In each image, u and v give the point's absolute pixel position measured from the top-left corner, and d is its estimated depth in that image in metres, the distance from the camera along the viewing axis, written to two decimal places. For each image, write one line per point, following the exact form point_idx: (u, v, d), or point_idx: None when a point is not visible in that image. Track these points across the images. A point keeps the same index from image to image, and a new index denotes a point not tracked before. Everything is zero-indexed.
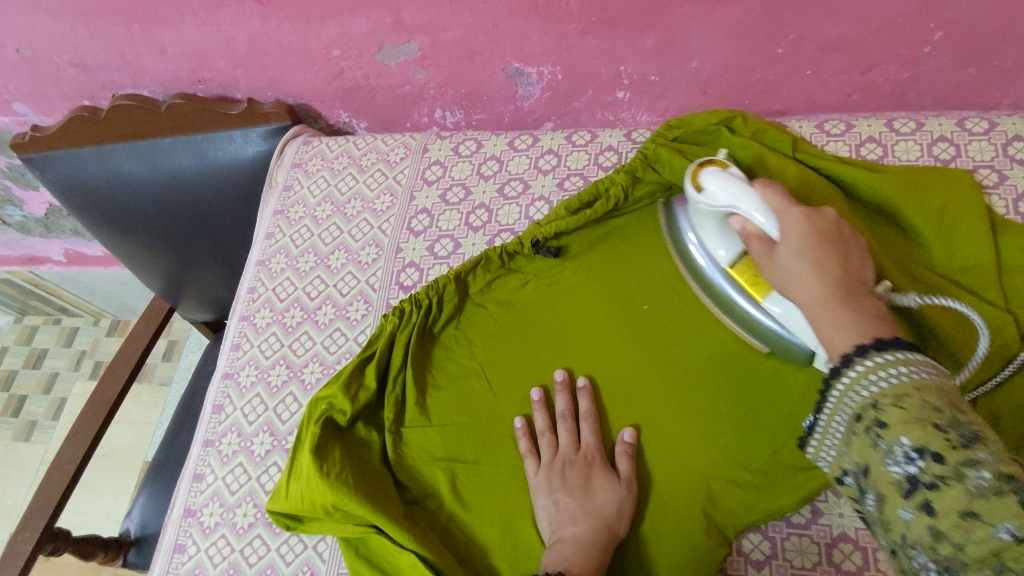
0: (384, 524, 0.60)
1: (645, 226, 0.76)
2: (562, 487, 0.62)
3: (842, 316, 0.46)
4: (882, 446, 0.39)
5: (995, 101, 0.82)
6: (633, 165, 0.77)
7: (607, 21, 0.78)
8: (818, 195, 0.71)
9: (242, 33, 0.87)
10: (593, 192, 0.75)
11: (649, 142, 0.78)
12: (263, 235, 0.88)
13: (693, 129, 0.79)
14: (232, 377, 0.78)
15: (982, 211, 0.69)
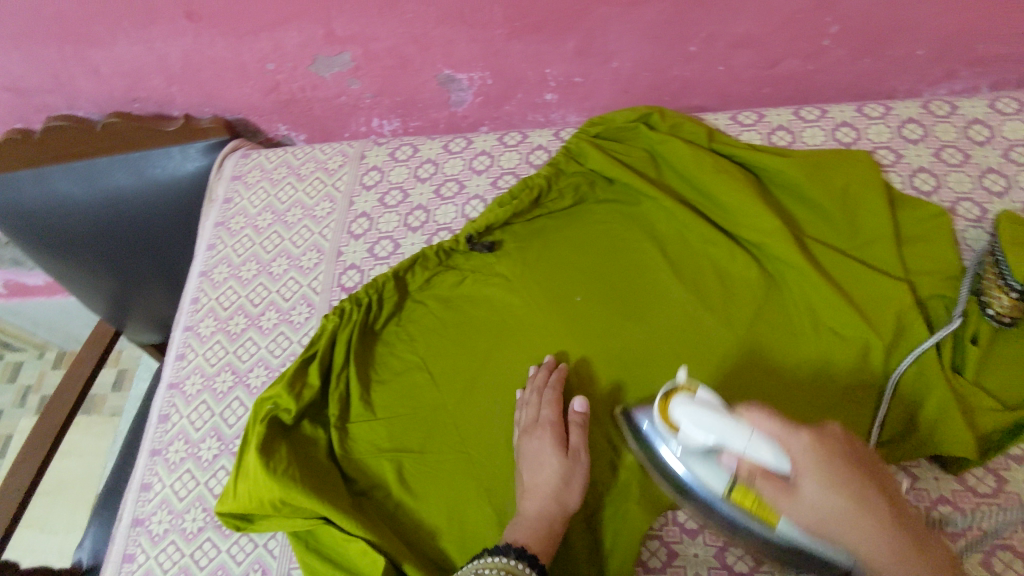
0: (332, 515, 0.62)
1: (576, 222, 0.81)
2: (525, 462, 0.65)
3: (887, 551, 0.43)
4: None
5: (891, 89, 0.89)
6: (556, 158, 0.82)
7: (529, 26, 0.83)
8: (729, 180, 0.76)
9: (175, 50, 0.88)
10: (523, 186, 0.80)
11: (573, 139, 0.83)
12: (205, 247, 0.89)
13: (613, 126, 0.83)
14: (177, 387, 0.78)
15: (880, 187, 0.74)
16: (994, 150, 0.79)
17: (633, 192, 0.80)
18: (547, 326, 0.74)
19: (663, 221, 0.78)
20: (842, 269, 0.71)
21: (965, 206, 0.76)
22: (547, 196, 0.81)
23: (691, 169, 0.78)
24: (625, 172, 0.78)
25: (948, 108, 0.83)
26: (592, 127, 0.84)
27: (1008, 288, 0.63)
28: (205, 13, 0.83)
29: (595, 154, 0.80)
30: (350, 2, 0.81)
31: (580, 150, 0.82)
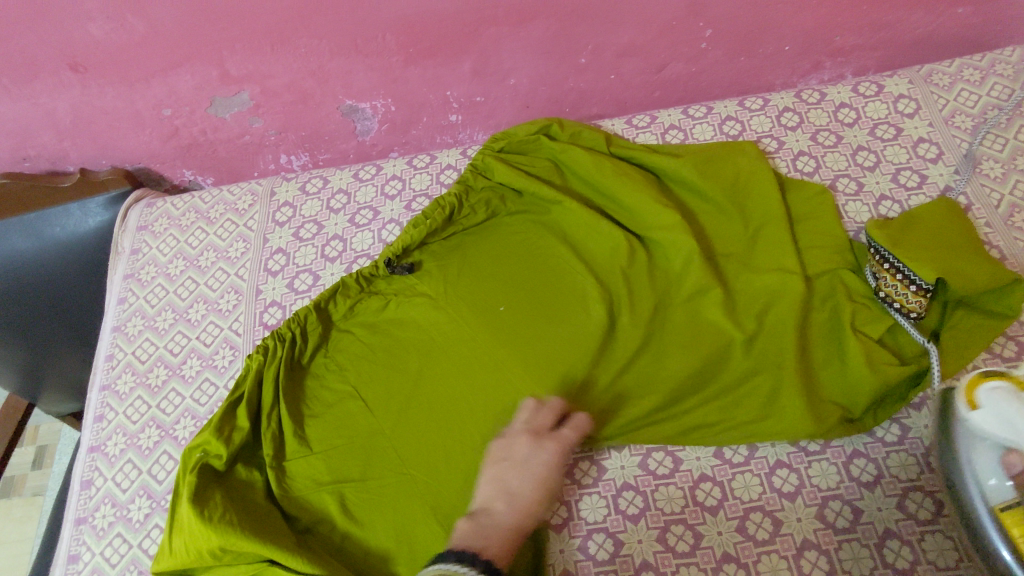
0: (274, 554, 0.60)
1: (490, 235, 0.83)
2: (515, 464, 0.58)
3: None
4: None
5: (768, 82, 0.96)
6: (464, 176, 0.86)
7: (424, 51, 0.85)
8: (624, 176, 0.80)
9: (63, 103, 0.86)
10: (436, 204, 0.82)
11: (478, 156, 0.86)
12: (115, 303, 0.86)
13: (516, 140, 0.86)
14: (99, 449, 0.75)
15: (768, 172, 0.80)
16: (862, 129, 0.87)
17: (542, 203, 0.83)
18: (475, 336, 0.74)
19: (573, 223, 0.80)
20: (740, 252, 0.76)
21: (843, 181, 0.83)
22: (461, 215, 0.83)
23: (592, 176, 0.81)
24: (534, 184, 0.82)
25: (818, 95, 0.91)
26: (495, 143, 0.88)
27: (911, 282, 0.68)
28: (91, 64, 0.81)
29: (502, 168, 0.83)
30: (241, 41, 0.81)
31: (485, 168, 0.86)
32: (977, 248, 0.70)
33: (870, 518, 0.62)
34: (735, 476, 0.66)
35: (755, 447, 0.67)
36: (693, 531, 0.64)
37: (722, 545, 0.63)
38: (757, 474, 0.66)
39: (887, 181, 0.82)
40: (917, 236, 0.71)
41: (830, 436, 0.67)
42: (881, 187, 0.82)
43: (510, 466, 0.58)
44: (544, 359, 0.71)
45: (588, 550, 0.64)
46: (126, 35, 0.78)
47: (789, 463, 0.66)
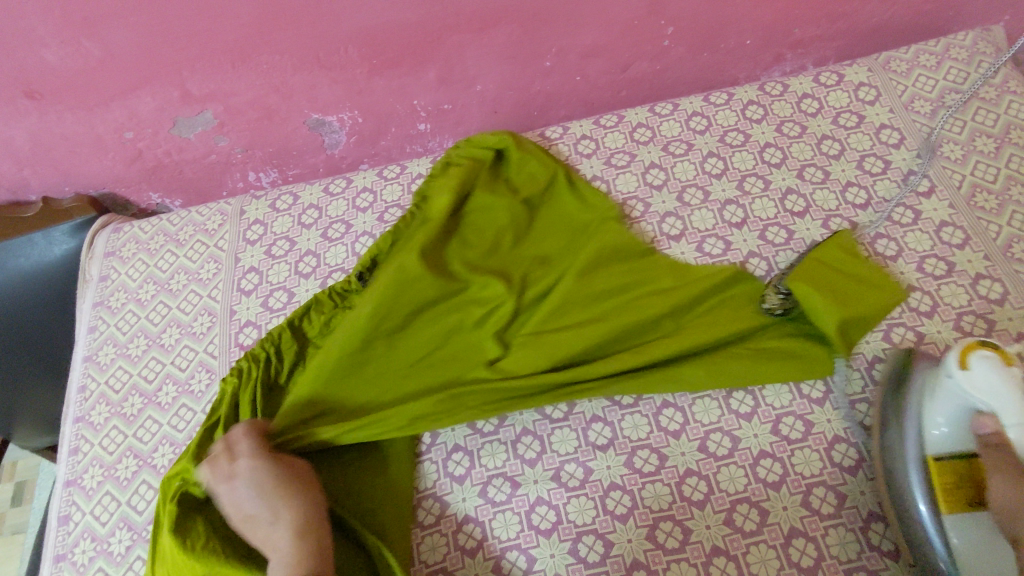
0: None
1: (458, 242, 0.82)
2: (242, 496, 0.61)
3: None
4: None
5: (732, 76, 0.97)
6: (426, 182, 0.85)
7: (388, 61, 0.85)
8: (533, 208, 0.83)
9: (20, 131, 0.84)
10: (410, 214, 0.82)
11: (439, 162, 0.87)
12: (86, 332, 0.85)
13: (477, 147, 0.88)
14: (75, 483, 0.73)
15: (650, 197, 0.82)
16: (825, 118, 0.88)
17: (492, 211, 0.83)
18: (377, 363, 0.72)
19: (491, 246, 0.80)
20: (644, 272, 0.77)
21: (810, 171, 0.84)
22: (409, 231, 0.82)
23: (508, 205, 0.82)
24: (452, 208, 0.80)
25: (781, 87, 0.92)
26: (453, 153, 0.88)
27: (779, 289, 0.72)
28: (47, 90, 0.80)
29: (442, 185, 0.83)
30: (201, 60, 0.80)
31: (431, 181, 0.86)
32: (859, 306, 0.69)
33: (855, 502, 0.64)
34: (720, 469, 0.66)
35: (738, 439, 0.68)
36: (682, 527, 0.64)
37: (711, 539, 0.63)
38: (743, 465, 0.66)
39: (852, 168, 0.83)
40: (850, 265, 0.74)
41: (811, 423, 0.68)
42: (847, 174, 0.83)
43: (238, 499, 0.60)
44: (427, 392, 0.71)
45: (579, 553, 0.64)
46: (82, 60, 0.77)
47: (773, 453, 0.67)
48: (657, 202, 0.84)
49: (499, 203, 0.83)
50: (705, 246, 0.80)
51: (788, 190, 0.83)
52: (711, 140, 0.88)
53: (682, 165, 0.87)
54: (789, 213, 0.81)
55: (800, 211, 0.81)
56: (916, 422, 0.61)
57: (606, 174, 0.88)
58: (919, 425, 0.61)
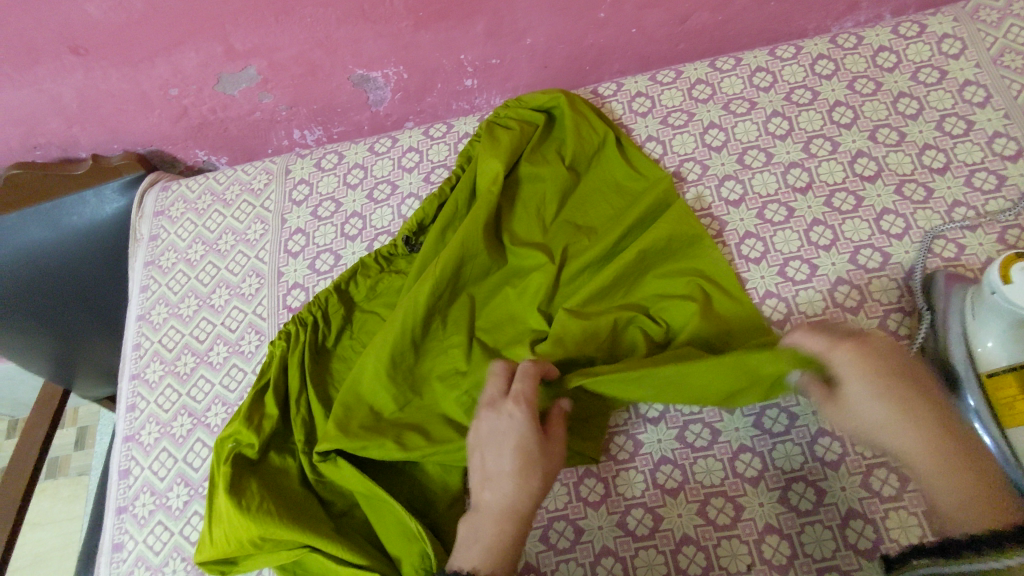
0: (315, 542, 0.60)
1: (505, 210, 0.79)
2: (492, 443, 0.56)
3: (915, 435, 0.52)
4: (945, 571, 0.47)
5: (801, 28, 0.90)
6: (469, 145, 0.83)
7: (435, 13, 0.81)
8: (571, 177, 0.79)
9: (67, 88, 0.84)
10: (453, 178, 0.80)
11: (483, 124, 0.83)
12: (138, 291, 0.86)
13: (524, 108, 0.84)
14: (134, 439, 0.75)
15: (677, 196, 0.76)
16: (903, 74, 0.81)
17: (531, 183, 0.79)
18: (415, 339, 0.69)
19: (530, 218, 0.77)
20: (685, 260, 0.72)
21: (883, 132, 0.78)
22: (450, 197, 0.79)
23: (549, 172, 0.78)
24: (495, 174, 0.77)
25: (854, 40, 0.85)
26: (499, 112, 0.84)
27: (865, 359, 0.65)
28: (92, 46, 0.79)
29: (485, 150, 0.79)
30: (244, 14, 0.77)
31: (473, 144, 0.82)
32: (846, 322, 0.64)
33: None
34: (776, 446, 0.64)
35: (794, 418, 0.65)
36: (734, 504, 0.62)
37: (764, 516, 0.61)
38: (799, 443, 0.64)
39: (931, 129, 0.77)
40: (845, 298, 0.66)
41: None
42: (925, 136, 0.77)
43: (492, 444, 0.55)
44: (463, 368, 0.69)
45: (627, 526, 0.63)
46: (125, 14, 0.76)
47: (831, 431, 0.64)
48: (716, 164, 0.80)
49: (540, 170, 0.79)
50: (766, 212, 0.76)
51: (859, 153, 0.77)
52: (776, 99, 0.83)
53: (744, 126, 0.82)
54: (858, 177, 0.76)
55: (871, 175, 0.76)
56: (963, 344, 0.61)
57: (661, 134, 0.83)
58: (967, 345, 0.61)
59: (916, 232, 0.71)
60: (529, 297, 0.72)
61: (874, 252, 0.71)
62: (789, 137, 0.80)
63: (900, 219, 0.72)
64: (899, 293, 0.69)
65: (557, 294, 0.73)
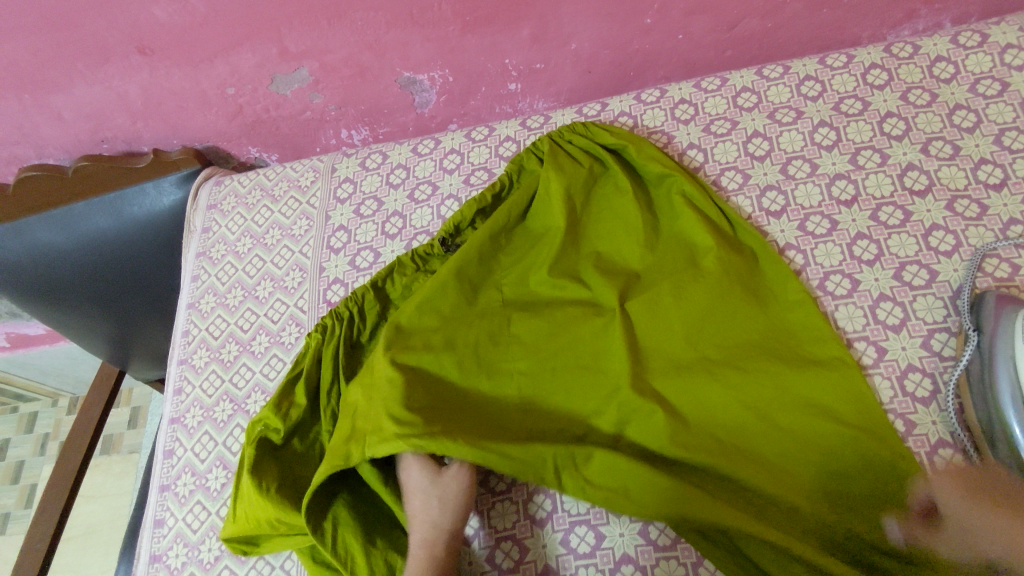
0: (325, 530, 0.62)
1: (551, 245, 0.75)
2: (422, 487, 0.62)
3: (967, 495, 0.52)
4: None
5: (855, 36, 0.88)
6: (520, 155, 0.83)
7: (481, 18, 0.82)
8: (613, 215, 0.77)
9: (134, 86, 0.89)
10: (498, 183, 0.81)
11: (541, 139, 0.83)
12: (190, 280, 0.90)
13: (588, 141, 0.83)
14: (179, 421, 0.79)
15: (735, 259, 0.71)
16: (961, 85, 0.78)
17: (575, 221, 0.77)
18: (452, 342, 0.70)
19: (595, 248, 0.76)
20: (750, 328, 0.67)
21: (937, 145, 0.75)
22: (490, 203, 0.80)
23: (603, 216, 0.78)
24: (558, 197, 0.77)
25: (910, 49, 0.82)
26: (579, 128, 0.84)
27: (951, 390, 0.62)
28: (157, 46, 0.83)
29: (551, 170, 0.78)
30: (299, 17, 0.81)
31: (539, 158, 0.82)
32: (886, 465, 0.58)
33: None
34: None
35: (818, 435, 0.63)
36: None
37: None
38: None
39: (988, 143, 0.74)
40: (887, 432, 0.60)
41: (913, 423, 0.62)
42: (982, 150, 0.74)
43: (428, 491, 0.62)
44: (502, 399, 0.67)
45: (648, 535, 0.62)
46: (189, 16, 0.80)
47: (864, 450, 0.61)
48: (758, 173, 0.79)
49: (588, 213, 0.78)
50: (808, 224, 0.74)
51: (909, 166, 0.75)
52: (824, 108, 0.81)
53: (789, 135, 0.80)
54: (907, 191, 0.73)
55: (921, 189, 0.73)
56: (1010, 367, 0.58)
57: (703, 141, 0.82)
58: (1014, 369, 0.58)
59: (966, 249, 0.69)
60: (562, 333, 0.70)
61: (920, 269, 0.69)
62: (834, 149, 0.78)
63: (950, 236, 0.70)
64: (944, 312, 0.66)
65: (593, 339, 0.69)
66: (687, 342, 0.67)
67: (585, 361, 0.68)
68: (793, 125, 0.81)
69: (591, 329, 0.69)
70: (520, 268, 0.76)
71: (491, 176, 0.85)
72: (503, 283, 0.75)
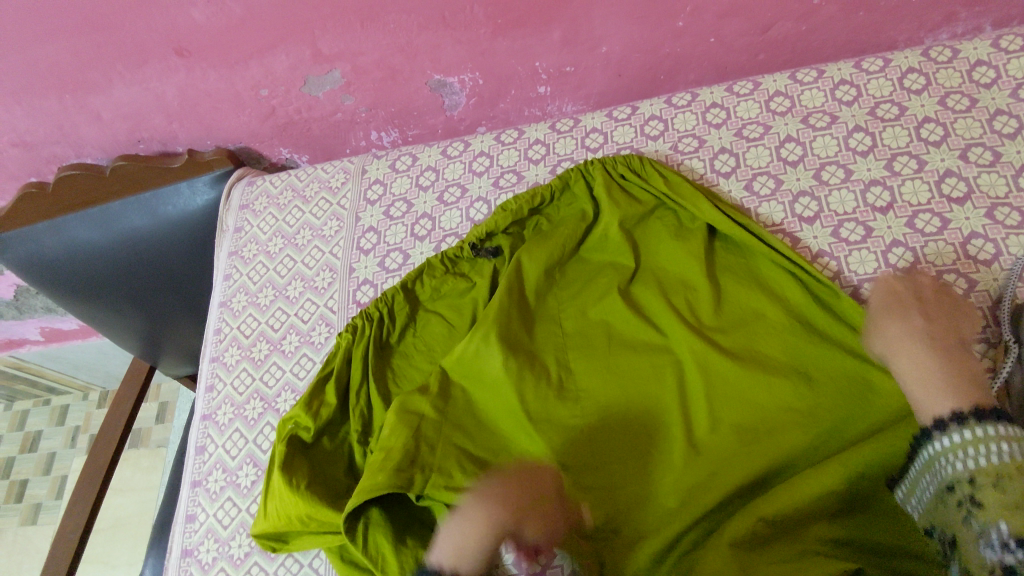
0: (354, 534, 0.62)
1: (605, 286, 0.76)
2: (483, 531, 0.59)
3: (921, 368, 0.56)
4: (978, 528, 0.48)
5: (891, 40, 0.86)
6: (566, 175, 0.82)
7: (513, 21, 0.83)
8: (668, 254, 0.76)
9: (171, 87, 0.90)
10: (533, 195, 0.81)
11: (594, 169, 0.81)
12: (222, 279, 0.91)
13: (639, 173, 0.80)
14: (210, 417, 0.80)
15: (791, 304, 0.69)
16: (1001, 90, 0.76)
17: (631, 260, 0.76)
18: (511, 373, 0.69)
19: (650, 287, 0.74)
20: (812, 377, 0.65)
21: (976, 151, 0.74)
22: (526, 213, 0.81)
23: (661, 251, 0.76)
24: (617, 234, 0.77)
25: (949, 53, 0.80)
26: (634, 162, 0.81)
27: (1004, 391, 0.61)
28: (195, 48, 0.85)
29: (609, 211, 0.78)
30: (333, 19, 0.82)
31: (588, 183, 0.82)
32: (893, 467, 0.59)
33: None
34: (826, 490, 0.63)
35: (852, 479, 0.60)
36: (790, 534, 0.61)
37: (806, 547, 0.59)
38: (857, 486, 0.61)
39: None
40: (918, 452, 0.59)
41: None
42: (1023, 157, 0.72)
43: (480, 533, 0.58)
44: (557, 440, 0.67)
45: None
46: (226, 19, 0.81)
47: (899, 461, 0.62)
48: (791, 179, 0.78)
49: (644, 248, 0.78)
50: (842, 231, 0.73)
51: (946, 172, 0.73)
52: (859, 113, 0.79)
53: (823, 140, 0.79)
54: (945, 199, 0.72)
55: (960, 197, 0.72)
56: None
57: (735, 146, 0.82)
58: None
59: (1007, 258, 0.67)
60: (615, 377, 0.70)
61: (958, 278, 0.68)
62: (868, 155, 0.77)
63: (990, 244, 0.68)
64: (982, 322, 0.65)
65: (646, 386, 0.69)
66: (740, 394, 0.65)
67: (636, 407, 0.68)
68: (826, 130, 0.79)
69: (643, 375, 0.69)
70: (575, 304, 0.76)
71: (520, 180, 0.85)
72: (562, 319, 0.75)
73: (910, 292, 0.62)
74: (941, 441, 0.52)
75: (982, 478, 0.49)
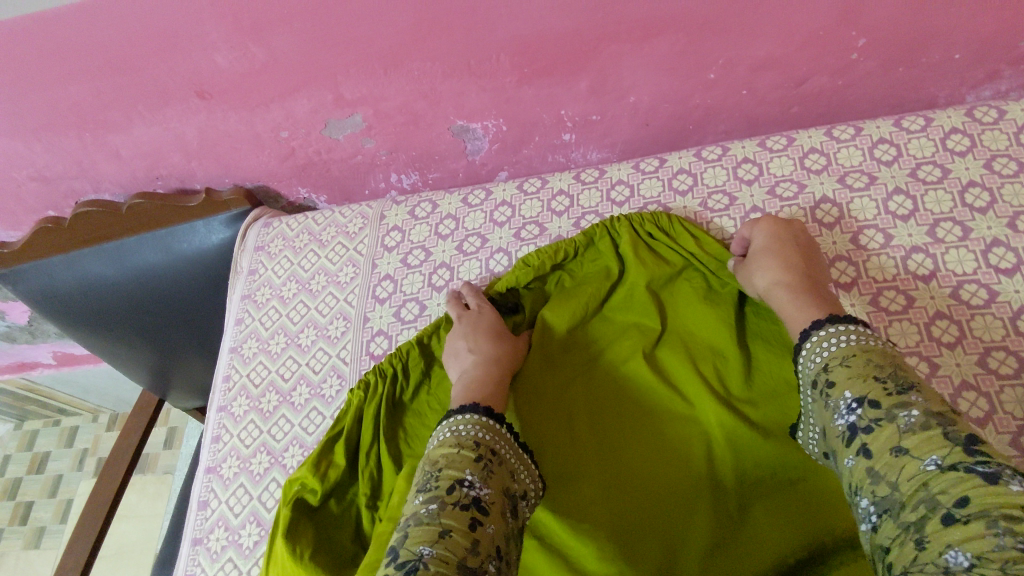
0: None
1: (629, 346, 0.72)
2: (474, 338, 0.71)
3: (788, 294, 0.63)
4: (832, 403, 0.51)
5: (932, 96, 0.83)
6: (591, 230, 0.80)
7: (540, 70, 0.81)
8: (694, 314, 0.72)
9: (191, 128, 0.89)
10: (556, 249, 0.78)
11: (619, 224, 0.79)
12: (234, 323, 0.89)
13: (665, 230, 0.77)
14: (215, 470, 0.78)
15: None
16: None
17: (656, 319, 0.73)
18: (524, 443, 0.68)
19: (676, 350, 0.71)
20: None
21: None
22: (548, 270, 0.78)
23: (685, 311, 0.73)
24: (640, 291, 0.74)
25: (995, 113, 0.77)
26: (661, 219, 0.78)
27: None
28: (216, 91, 0.84)
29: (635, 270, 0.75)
30: (356, 65, 0.80)
31: (613, 240, 0.79)
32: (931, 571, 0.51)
33: None
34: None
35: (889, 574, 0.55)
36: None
37: None
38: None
39: None
40: None
41: None
42: None
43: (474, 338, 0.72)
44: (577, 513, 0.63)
45: None
46: (248, 64, 0.80)
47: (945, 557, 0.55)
48: (827, 241, 0.74)
49: (669, 307, 0.74)
50: (882, 300, 0.70)
51: (993, 241, 0.70)
52: (899, 174, 0.76)
53: (861, 202, 0.76)
54: (992, 269, 0.68)
55: (1008, 268, 0.68)
56: None
57: (768, 205, 0.78)
58: None
59: None
60: (638, 445, 0.67)
61: (1007, 356, 0.64)
62: (909, 219, 0.73)
63: None
64: None
65: (672, 454, 0.65)
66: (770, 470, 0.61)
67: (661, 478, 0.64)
68: (863, 190, 0.76)
69: (667, 442, 0.66)
70: (598, 365, 0.72)
71: (542, 233, 0.83)
72: (582, 379, 0.72)
73: (789, 236, 0.69)
74: (808, 340, 0.56)
75: (832, 364, 0.53)
